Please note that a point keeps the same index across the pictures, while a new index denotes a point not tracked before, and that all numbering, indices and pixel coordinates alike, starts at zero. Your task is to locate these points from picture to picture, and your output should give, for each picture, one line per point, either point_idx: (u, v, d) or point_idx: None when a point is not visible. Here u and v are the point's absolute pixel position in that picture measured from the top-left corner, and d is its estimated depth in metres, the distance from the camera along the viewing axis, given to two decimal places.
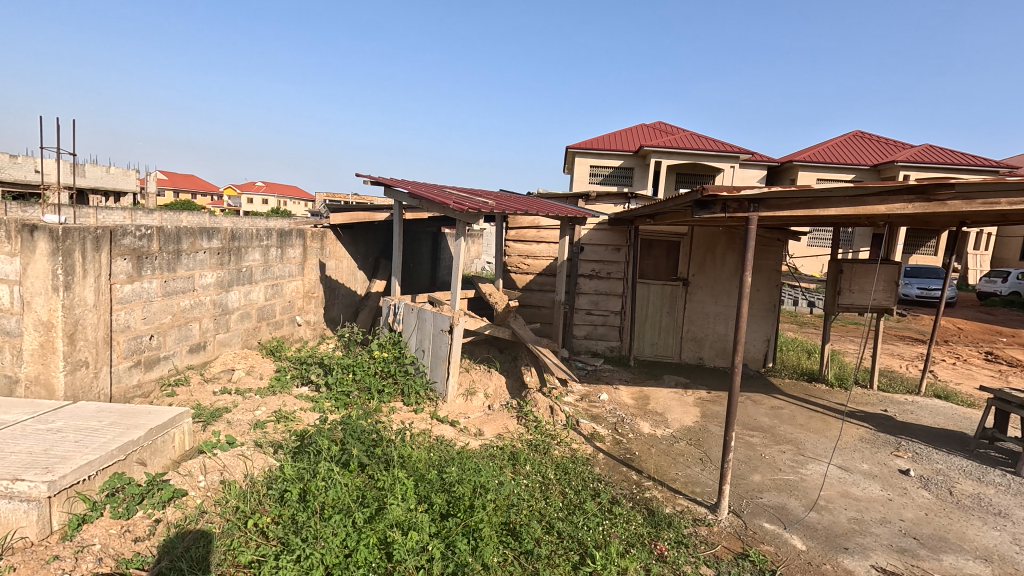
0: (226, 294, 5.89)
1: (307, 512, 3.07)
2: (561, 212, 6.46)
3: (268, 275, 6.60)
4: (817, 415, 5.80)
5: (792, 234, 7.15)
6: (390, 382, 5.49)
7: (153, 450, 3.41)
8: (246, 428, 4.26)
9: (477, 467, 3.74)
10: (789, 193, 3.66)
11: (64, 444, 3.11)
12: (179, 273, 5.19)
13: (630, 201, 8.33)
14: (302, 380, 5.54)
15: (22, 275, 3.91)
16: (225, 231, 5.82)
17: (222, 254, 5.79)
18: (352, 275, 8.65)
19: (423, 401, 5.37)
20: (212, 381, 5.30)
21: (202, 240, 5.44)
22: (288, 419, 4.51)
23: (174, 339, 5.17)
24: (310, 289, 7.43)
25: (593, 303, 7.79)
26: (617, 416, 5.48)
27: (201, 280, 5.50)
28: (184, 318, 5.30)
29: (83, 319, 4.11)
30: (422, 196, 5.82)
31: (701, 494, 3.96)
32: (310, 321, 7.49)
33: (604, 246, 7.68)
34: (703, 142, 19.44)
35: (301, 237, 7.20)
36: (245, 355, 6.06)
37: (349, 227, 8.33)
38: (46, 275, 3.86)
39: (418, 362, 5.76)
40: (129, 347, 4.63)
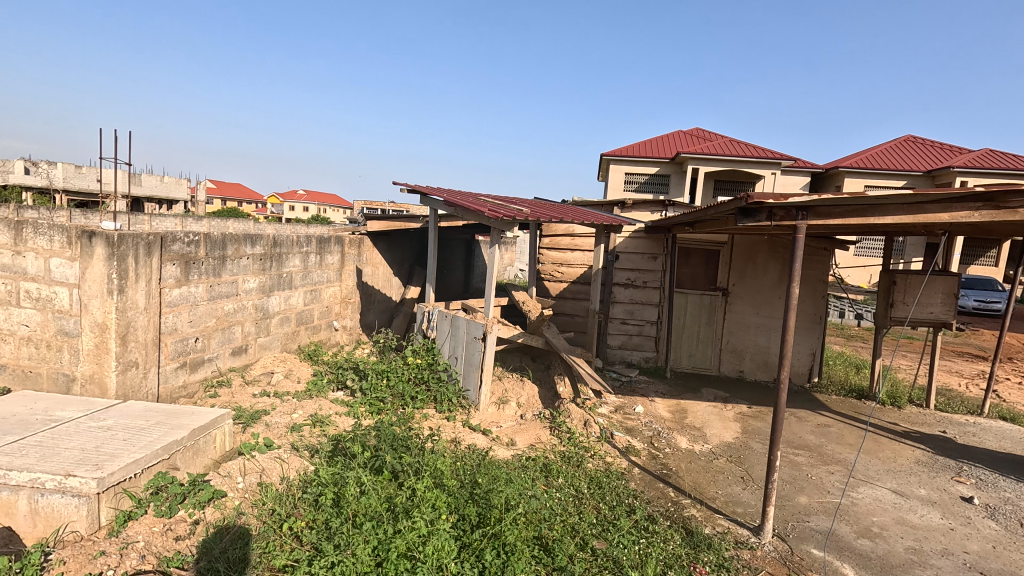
0: (267, 299, 6.06)
1: (340, 518, 3.08)
2: (597, 220, 6.35)
3: (307, 281, 6.76)
4: (868, 436, 5.47)
5: (840, 243, 6.84)
6: (423, 388, 5.51)
7: (195, 450, 3.51)
8: (283, 431, 4.35)
9: (508, 478, 3.68)
10: (840, 201, 3.47)
11: (113, 442, 3.23)
12: (223, 278, 5.37)
13: (668, 209, 8.15)
14: (338, 384, 5.62)
15: (80, 279, 4.11)
16: (268, 238, 5.99)
17: (264, 260, 5.96)
18: (387, 282, 8.78)
19: (455, 408, 5.36)
20: (252, 384, 5.43)
21: (245, 247, 5.61)
22: (324, 422, 4.58)
23: (217, 342, 5.35)
24: (347, 295, 7.58)
25: (629, 313, 7.63)
26: (653, 430, 5.33)
27: (243, 286, 5.67)
28: (227, 322, 5.47)
29: (135, 321, 4.29)
30: (458, 204, 5.83)
31: (743, 515, 3.78)
32: (346, 326, 7.64)
33: (640, 254, 7.53)
34: (743, 148, 18.92)
35: (339, 244, 7.35)
36: (284, 359, 6.22)
37: (385, 234, 8.47)
38: (101, 279, 4.06)
39: (451, 369, 5.76)
40: (175, 348, 4.80)
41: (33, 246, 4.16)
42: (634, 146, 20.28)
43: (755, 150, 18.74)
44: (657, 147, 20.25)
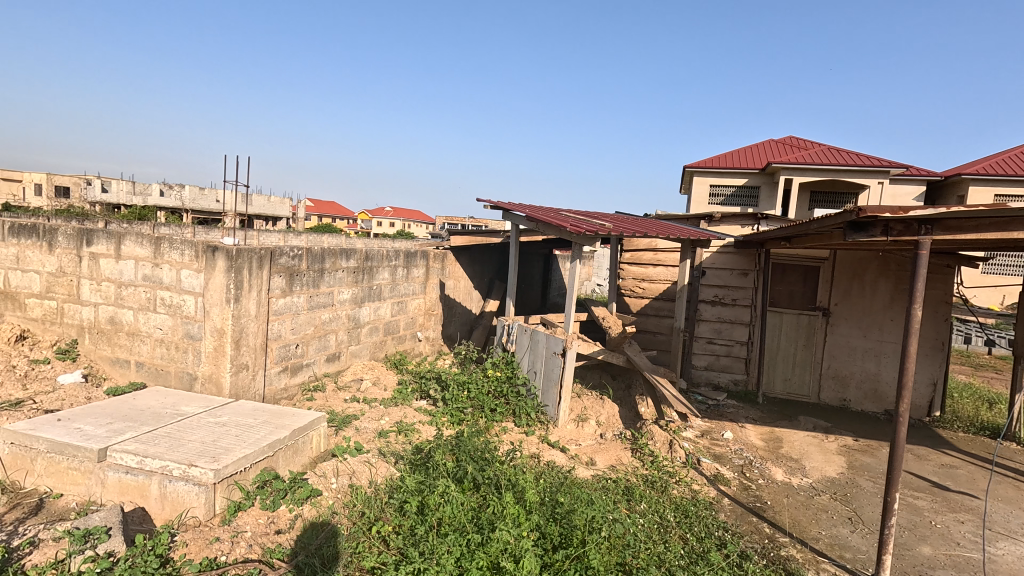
0: (359, 309, 6.44)
1: (424, 526, 3.15)
2: (683, 235, 6.12)
3: (394, 293, 7.11)
4: (1007, 483, 4.73)
5: (968, 260, 6.07)
6: (502, 402, 5.56)
7: (295, 449, 3.78)
8: (371, 436, 4.56)
9: (589, 499, 3.59)
10: (974, 212, 3.07)
11: (227, 437, 3.56)
12: (321, 289, 5.78)
13: (760, 222, 7.68)
14: (421, 393, 5.81)
15: (203, 288, 4.60)
16: (361, 252, 6.38)
17: (357, 273, 6.34)
18: (468, 295, 9.00)
19: (534, 423, 5.34)
20: (343, 390, 5.77)
21: (341, 260, 6.02)
22: (408, 430, 4.75)
23: (315, 348, 5.74)
24: (430, 307, 7.86)
25: (716, 332, 7.23)
26: (744, 459, 4.98)
27: (338, 296, 6.06)
28: (324, 330, 5.87)
29: (247, 327, 4.73)
30: (539, 219, 5.87)
31: (852, 562, 3.40)
32: (429, 337, 7.92)
33: (730, 271, 7.14)
34: (844, 157, 17.46)
35: (424, 258, 7.66)
36: (372, 367, 6.55)
37: (467, 249, 8.71)
38: (221, 288, 4.52)
39: (530, 384, 5.76)
40: (279, 353, 5.22)
41: (167, 259, 4.67)
42: (720, 157, 19.41)
43: (859, 158, 17.22)
44: (746, 158, 19.23)
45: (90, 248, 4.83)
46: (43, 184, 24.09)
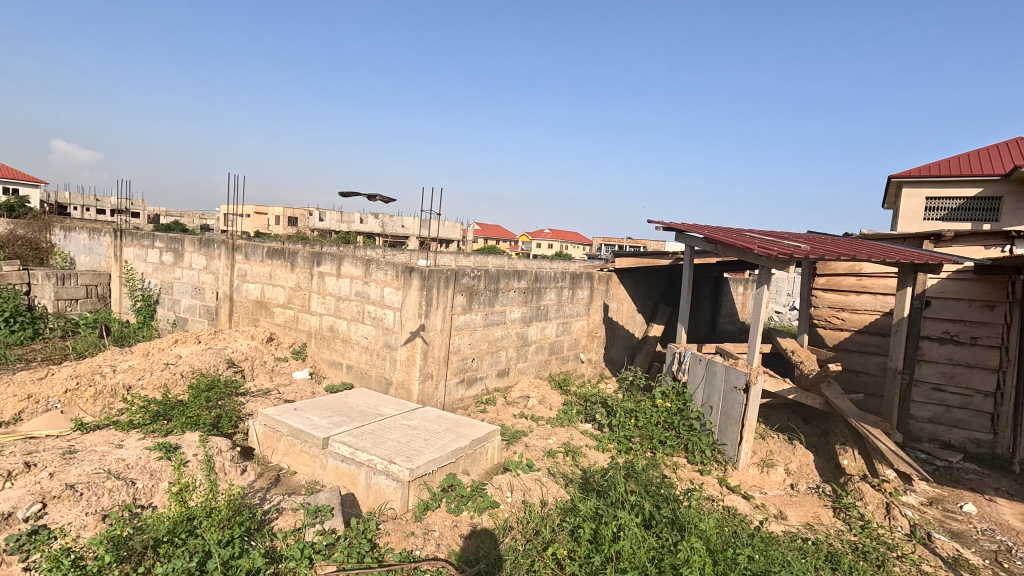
0: (527, 328, 6.67)
1: (601, 557, 3.07)
2: (904, 258, 5.13)
3: (560, 314, 7.23)
4: None
5: None
6: (673, 434, 5.21)
7: (473, 459, 4.01)
8: (540, 454, 4.66)
9: (785, 560, 3.14)
10: None
11: (418, 440, 3.93)
12: (495, 307, 6.12)
13: (1014, 242, 6.10)
14: (587, 416, 5.77)
15: (400, 304, 5.19)
16: (531, 273, 6.62)
17: (527, 293, 6.59)
18: (632, 318, 8.75)
19: (710, 462, 4.90)
20: (512, 405, 6.01)
21: (513, 281, 6.33)
22: (576, 453, 4.74)
23: (487, 363, 6.09)
24: (594, 328, 7.82)
25: (947, 377, 5.87)
26: (1000, 543, 3.90)
27: (509, 315, 6.36)
28: (496, 346, 6.21)
29: (433, 340, 5.21)
30: (719, 240, 5.46)
31: None
32: (592, 359, 7.87)
33: (968, 302, 5.77)
34: None
35: (590, 280, 7.67)
36: (538, 385, 6.71)
37: (632, 271, 8.50)
38: (415, 305, 5.08)
39: (705, 418, 5.28)
40: (458, 366, 5.65)
41: (374, 277, 5.30)
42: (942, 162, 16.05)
43: None
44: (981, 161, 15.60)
45: (319, 268, 5.64)
46: (280, 215, 30.04)
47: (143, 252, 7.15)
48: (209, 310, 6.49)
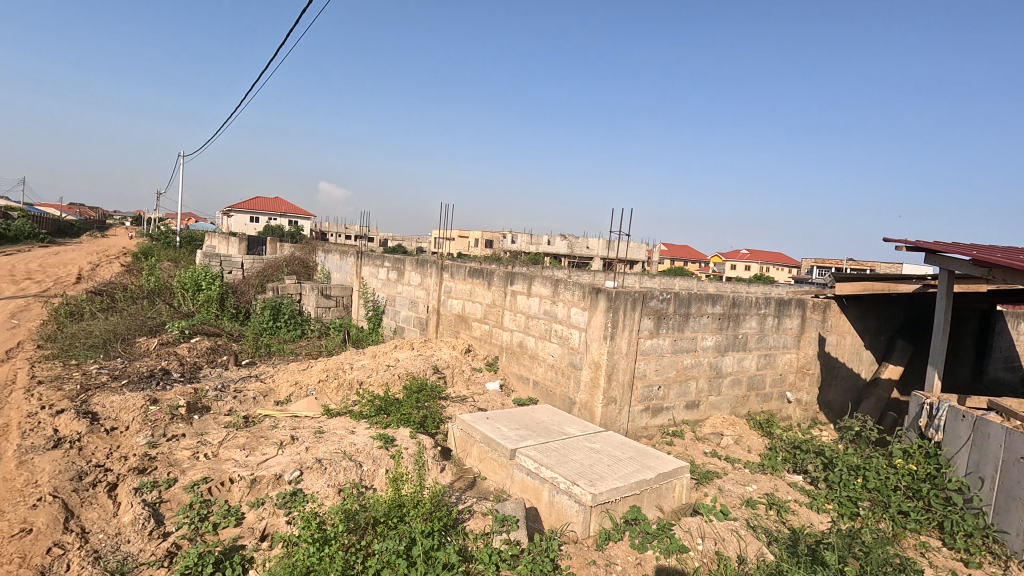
0: (721, 358, 5.96)
1: None
2: None
3: (762, 344, 6.37)
4: None
5: None
6: (918, 506, 4.12)
7: (659, 494, 3.67)
8: (736, 501, 4.16)
9: None
10: None
11: (601, 465, 3.77)
12: (686, 333, 5.55)
13: None
14: (795, 467, 4.98)
15: (586, 325, 5.02)
16: (727, 298, 5.89)
17: (722, 320, 5.86)
18: (857, 355, 7.30)
19: (982, 552, 3.73)
20: (703, 442, 5.46)
21: (707, 305, 5.65)
22: (782, 507, 4.09)
23: (675, 393, 5.59)
24: (805, 365, 6.74)
25: None
26: None
27: (701, 343, 5.71)
28: (685, 376, 5.65)
29: (617, 364, 4.94)
30: (995, 264, 4.20)
31: None
32: (801, 401, 6.78)
33: None
34: None
35: (800, 308, 6.64)
36: (733, 423, 5.96)
37: (858, 299, 7.12)
38: (600, 326, 4.87)
39: (970, 494, 4.03)
40: (643, 393, 5.29)
41: (562, 297, 5.27)
42: None
43: None
44: None
45: (512, 287, 5.82)
46: (479, 239, 33.21)
47: (375, 271, 8.56)
48: (421, 320, 7.42)
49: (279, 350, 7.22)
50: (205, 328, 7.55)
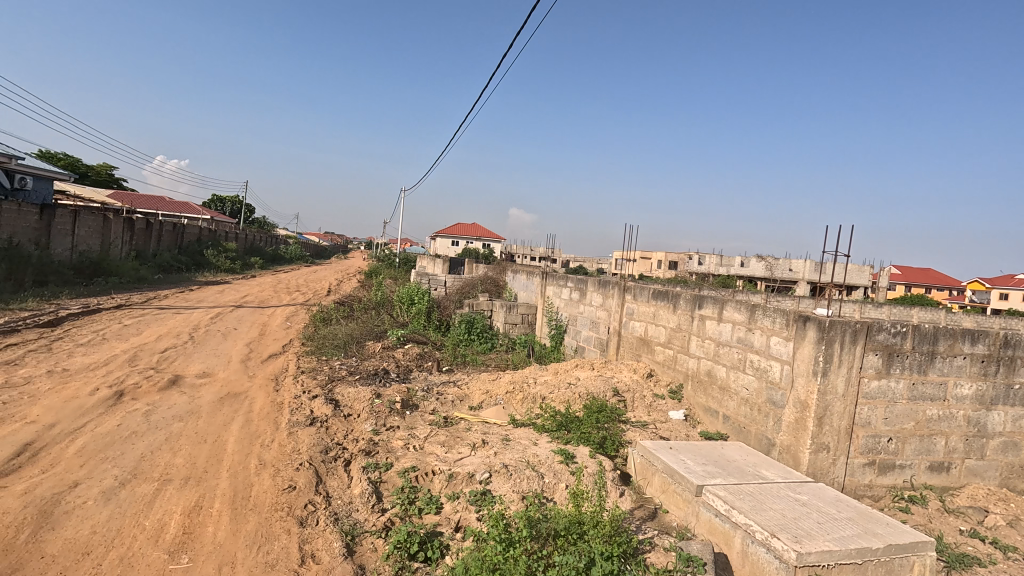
0: (986, 413, 4.48)
1: None
2: None
3: None
4: None
5: None
6: None
7: (889, 570, 3.00)
8: None
9: None
10: None
11: (809, 520, 3.21)
12: (930, 377, 4.29)
13: None
14: None
15: (791, 357, 4.26)
16: (995, 334, 4.41)
17: (987, 363, 4.42)
18: None
19: None
20: (956, 516, 4.20)
21: (963, 343, 4.31)
22: None
23: (913, 449, 4.36)
24: None
25: None
26: None
27: (955, 391, 4.37)
28: (929, 430, 4.38)
29: (832, 406, 4.05)
30: None
31: None
32: None
33: None
34: None
35: None
36: (1007, 499, 4.46)
37: None
38: (809, 360, 4.07)
39: None
40: (866, 444, 4.22)
41: (760, 324, 4.63)
42: None
43: None
44: None
45: (700, 311, 5.45)
46: (662, 260, 31.94)
47: (559, 290, 8.89)
48: (602, 341, 7.44)
49: (472, 360, 7.98)
50: (416, 337, 8.77)
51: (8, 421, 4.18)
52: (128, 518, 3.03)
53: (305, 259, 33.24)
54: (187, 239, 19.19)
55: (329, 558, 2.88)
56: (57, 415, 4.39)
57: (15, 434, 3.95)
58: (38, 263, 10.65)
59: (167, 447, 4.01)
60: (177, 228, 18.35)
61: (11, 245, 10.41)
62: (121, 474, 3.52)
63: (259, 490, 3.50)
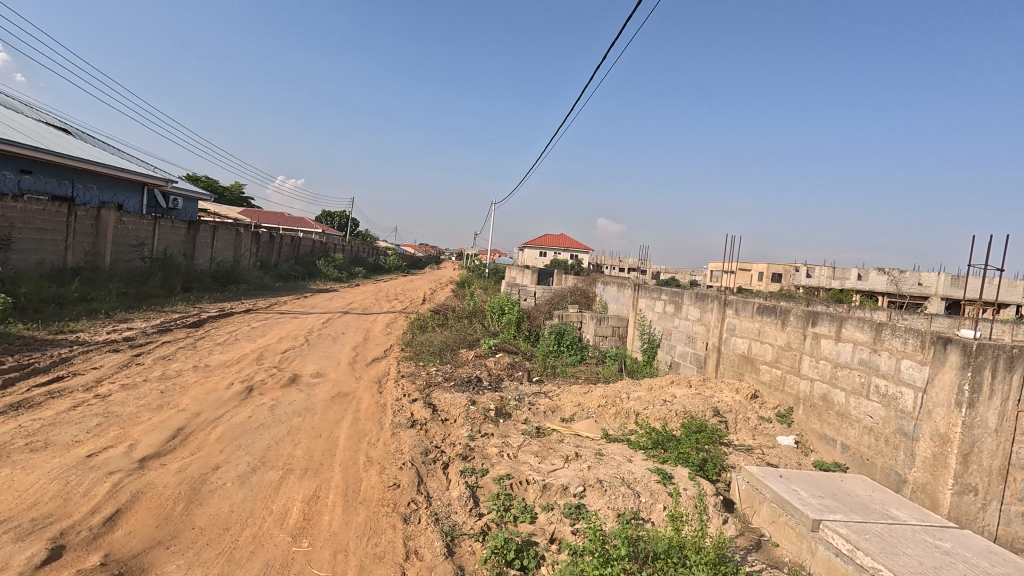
0: None
1: None
2: None
3: None
4: None
5: None
6: None
7: None
8: None
9: None
10: None
11: (953, 572, 2.81)
12: None
13: None
14: None
15: (927, 384, 3.78)
16: None
17: None
18: None
19: None
20: None
21: None
22: None
23: None
24: None
25: None
26: None
27: None
28: None
29: (982, 442, 3.50)
30: None
31: None
32: None
33: None
34: None
35: None
36: None
37: None
38: (950, 388, 3.57)
39: None
40: None
41: (887, 346, 4.17)
42: None
43: None
44: None
45: (814, 329, 5.02)
46: (764, 272, 29.73)
47: (652, 303, 8.62)
48: (699, 357, 7.10)
49: (562, 372, 7.97)
50: (507, 346, 8.94)
51: (165, 408, 4.87)
52: (259, 501, 3.40)
53: (401, 269, 35.23)
54: (302, 250, 21.16)
55: (431, 556, 3.01)
56: (201, 405, 5.04)
57: (170, 419, 4.60)
58: (185, 272, 12.30)
59: (288, 439, 4.44)
60: (294, 240, 20.31)
61: (165, 257, 12.14)
62: (252, 461, 3.96)
63: (368, 485, 3.77)
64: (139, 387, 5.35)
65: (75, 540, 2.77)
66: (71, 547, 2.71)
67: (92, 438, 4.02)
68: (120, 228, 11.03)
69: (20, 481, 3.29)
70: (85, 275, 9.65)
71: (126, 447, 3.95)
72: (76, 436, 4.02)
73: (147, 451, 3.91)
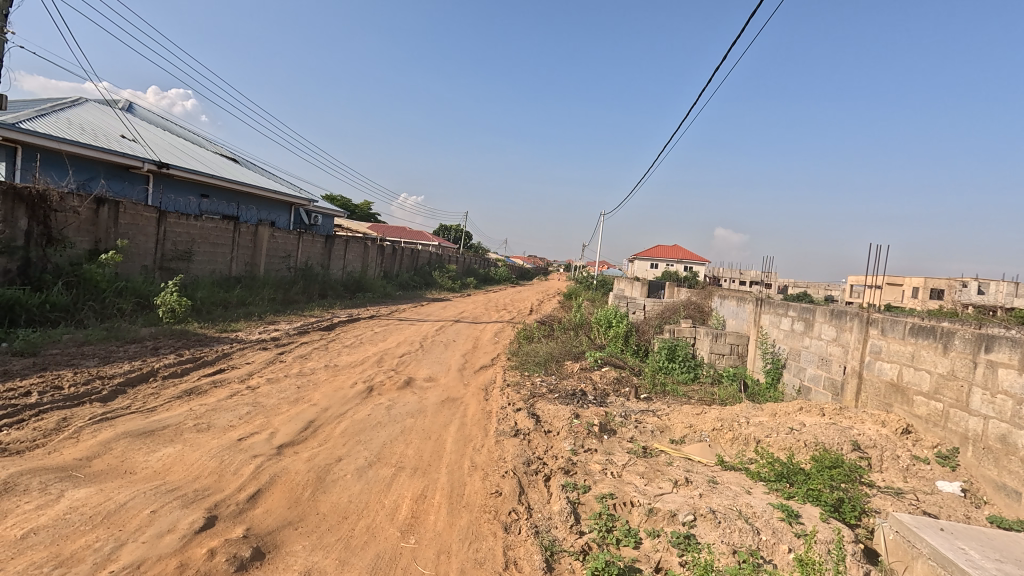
0: None
1: None
2: None
3: None
4: None
5: None
6: None
7: None
8: None
9: None
10: None
11: None
12: None
13: None
14: None
15: None
16: None
17: None
18: None
19: None
20: None
21: None
22: None
23: None
24: None
25: None
26: None
27: None
28: None
29: None
30: None
31: None
32: None
33: None
34: None
35: None
36: None
37: None
38: None
39: None
40: None
41: None
42: None
43: None
44: None
45: (988, 356, 4.19)
46: (920, 287, 25.56)
47: (778, 320, 7.83)
48: (834, 383, 6.28)
49: (672, 390, 7.56)
50: (613, 360, 8.69)
51: (300, 401, 5.47)
52: (373, 494, 3.65)
53: (510, 279, 36.04)
54: (420, 261, 22.65)
55: (530, 569, 2.99)
56: (330, 401, 5.58)
57: (304, 412, 5.14)
58: (322, 280, 13.81)
59: (401, 439, 4.73)
60: (413, 252, 21.76)
61: (307, 267, 13.71)
62: (369, 456, 4.28)
63: (471, 490, 3.86)
64: (280, 381, 6.07)
65: (226, 512, 3.19)
66: (222, 518, 3.13)
67: (243, 424, 4.64)
68: (272, 242, 12.72)
69: (188, 456, 3.89)
70: (244, 283, 11.26)
71: (268, 434, 4.48)
72: (231, 421, 4.66)
73: (284, 439, 4.41)
